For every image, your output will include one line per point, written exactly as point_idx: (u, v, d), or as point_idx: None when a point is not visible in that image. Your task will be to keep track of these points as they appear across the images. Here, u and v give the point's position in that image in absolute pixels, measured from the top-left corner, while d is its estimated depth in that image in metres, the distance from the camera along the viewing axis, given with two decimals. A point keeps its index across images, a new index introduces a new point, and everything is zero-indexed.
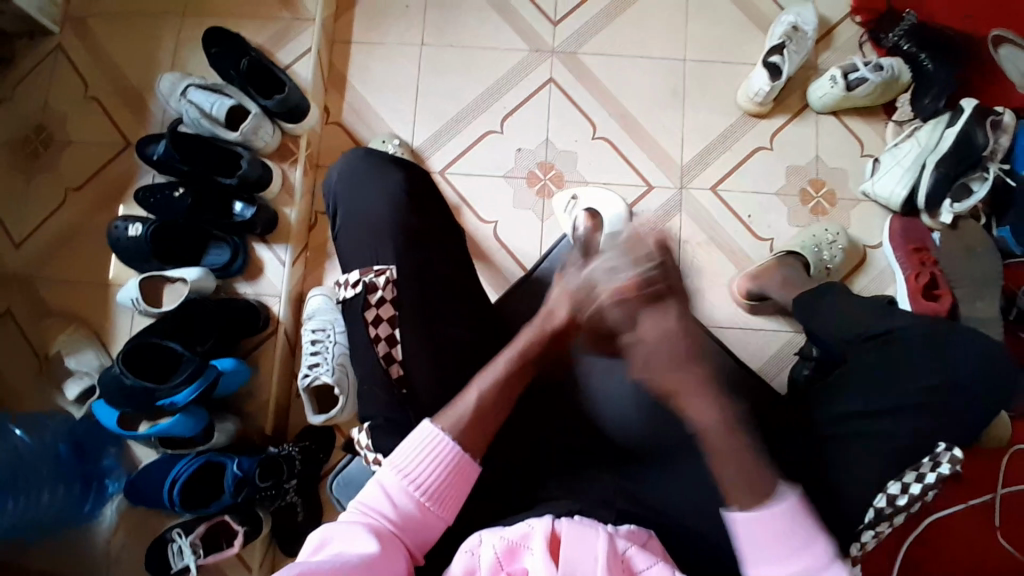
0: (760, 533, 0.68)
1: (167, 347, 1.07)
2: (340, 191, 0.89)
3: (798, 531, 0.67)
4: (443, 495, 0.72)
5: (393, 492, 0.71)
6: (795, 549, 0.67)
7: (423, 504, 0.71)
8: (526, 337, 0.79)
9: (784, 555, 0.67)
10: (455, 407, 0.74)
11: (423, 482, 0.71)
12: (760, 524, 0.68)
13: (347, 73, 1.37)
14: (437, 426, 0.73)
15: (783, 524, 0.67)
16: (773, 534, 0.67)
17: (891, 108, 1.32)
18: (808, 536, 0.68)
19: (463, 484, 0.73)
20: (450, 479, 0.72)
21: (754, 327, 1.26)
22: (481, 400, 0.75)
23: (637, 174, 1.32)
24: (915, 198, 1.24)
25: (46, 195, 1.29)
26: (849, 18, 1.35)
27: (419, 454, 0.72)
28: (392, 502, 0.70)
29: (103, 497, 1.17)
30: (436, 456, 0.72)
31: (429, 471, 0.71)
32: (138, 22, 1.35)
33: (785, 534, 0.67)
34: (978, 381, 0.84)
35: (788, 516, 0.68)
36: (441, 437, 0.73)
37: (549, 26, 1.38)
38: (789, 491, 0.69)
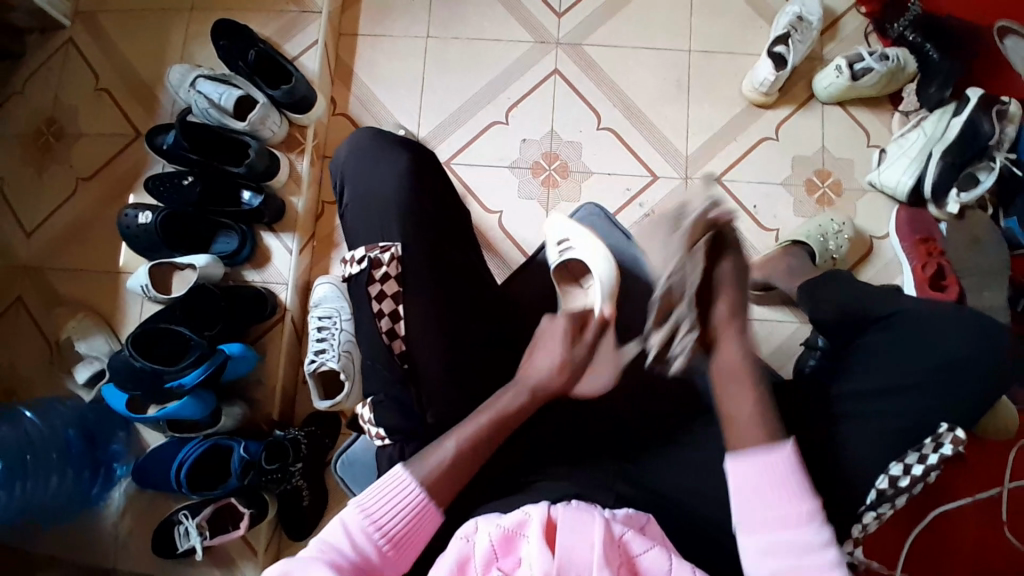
0: (750, 480, 0.70)
1: (175, 332, 1.08)
2: (348, 168, 0.90)
3: (795, 481, 0.70)
4: (404, 545, 0.72)
5: (354, 532, 0.71)
6: (787, 503, 0.69)
7: (383, 550, 0.71)
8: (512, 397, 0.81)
9: (777, 504, 0.69)
10: (431, 455, 0.76)
11: (387, 527, 0.72)
12: (754, 468, 0.71)
13: (354, 66, 1.38)
14: (408, 472, 0.75)
15: (770, 471, 0.70)
16: (767, 479, 0.70)
17: (897, 99, 1.32)
18: (800, 493, 0.69)
19: (422, 534, 0.73)
20: (413, 527, 0.73)
21: (759, 318, 1.26)
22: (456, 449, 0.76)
23: (641, 164, 1.32)
24: (923, 186, 1.23)
25: (58, 184, 1.32)
26: (855, 10, 1.35)
27: (386, 497, 0.73)
28: (352, 542, 0.70)
29: (110, 482, 1.19)
30: (401, 502, 0.73)
31: (394, 517, 0.72)
32: (149, 16, 1.37)
33: (783, 479, 0.70)
34: (981, 365, 0.83)
35: (786, 464, 0.71)
36: (410, 483, 0.74)
37: (553, 18, 1.38)
38: (786, 442, 0.72)
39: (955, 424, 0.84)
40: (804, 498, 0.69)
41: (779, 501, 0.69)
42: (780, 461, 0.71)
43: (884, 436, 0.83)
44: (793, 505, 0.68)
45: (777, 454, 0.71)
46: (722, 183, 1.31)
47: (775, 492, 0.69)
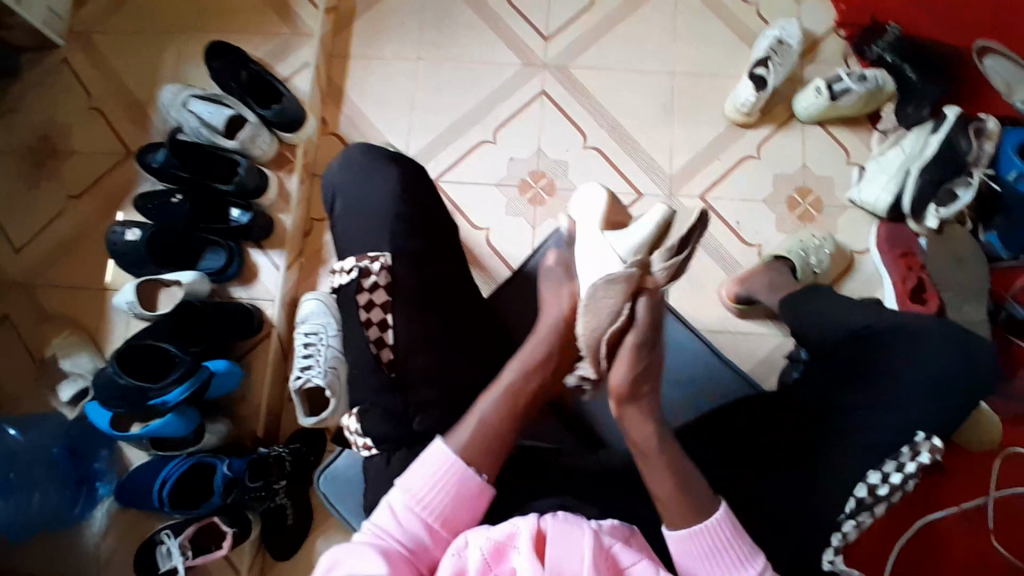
0: (689, 551, 0.69)
1: (161, 348, 1.08)
2: (339, 182, 0.91)
3: (735, 549, 0.68)
4: (455, 519, 0.71)
5: (402, 514, 0.70)
6: (735, 568, 0.68)
7: (434, 529, 0.70)
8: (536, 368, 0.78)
9: (723, 573, 0.67)
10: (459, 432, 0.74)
11: (433, 505, 0.70)
12: (695, 542, 0.68)
13: (345, 86, 1.41)
14: (446, 445, 0.74)
15: (711, 544, 0.68)
16: (707, 553, 0.68)
17: (876, 118, 1.35)
18: (744, 556, 0.68)
19: (474, 507, 0.72)
20: (459, 500, 0.71)
21: (744, 332, 1.27)
22: (487, 411, 0.76)
23: (626, 181, 1.34)
24: (901, 203, 1.26)
25: (47, 202, 1.32)
26: (834, 32, 1.39)
27: (429, 475, 0.72)
28: (401, 525, 0.70)
29: (93, 501, 1.17)
30: (445, 479, 0.71)
31: (438, 495, 0.71)
32: (142, 38, 1.39)
33: (721, 550, 0.68)
34: (961, 376, 0.84)
35: (724, 533, 0.69)
36: (449, 455, 0.72)
37: (540, 40, 1.42)
38: (722, 508, 0.69)
39: (931, 433, 0.83)
40: (750, 560, 0.68)
41: (724, 569, 0.68)
42: (720, 527, 0.69)
43: (862, 447, 0.83)
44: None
45: (713, 522, 0.69)
46: (707, 200, 1.34)
47: (717, 565, 0.68)
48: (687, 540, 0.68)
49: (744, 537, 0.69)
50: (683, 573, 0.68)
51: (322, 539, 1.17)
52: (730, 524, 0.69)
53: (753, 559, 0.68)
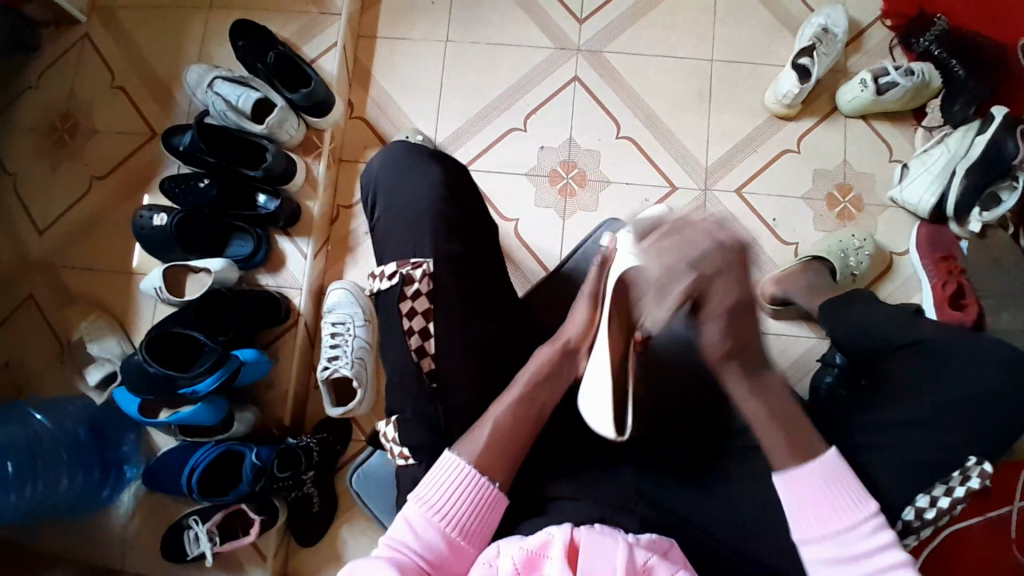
0: (802, 493, 0.72)
1: (189, 336, 1.08)
2: (380, 179, 0.89)
3: (849, 491, 0.71)
4: (473, 531, 0.72)
5: (420, 527, 0.71)
6: (849, 509, 0.71)
7: (453, 541, 0.71)
8: (543, 353, 0.80)
9: (834, 509, 0.71)
10: (473, 437, 0.75)
11: (451, 515, 0.72)
12: (805, 480, 0.72)
13: (372, 68, 1.37)
14: (458, 454, 0.74)
15: (826, 484, 0.72)
16: (819, 493, 0.71)
17: (921, 114, 1.30)
18: (858, 500, 0.71)
19: (490, 516, 0.73)
20: (477, 512, 0.72)
21: (777, 332, 1.24)
22: (499, 421, 0.75)
23: (659, 174, 1.31)
24: (945, 205, 1.21)
25: (73, 181, 1.31)
26: (881, 22, 1.33)
27: (445, 487, 0.73)
28: (420, 537, 0.70)
29: (121, 484, 1.18)
30: (460, 489, 0.73)
31: (455, 505, 0.72)
32: (164, 13, 1.36)
33: (833, 490, 0.71)
34: (1014, 398, 0.81)
35: (834, 474, 0.72)
36: (463, 468, 0.73)
37: (574, 23, 1.37)
38: (832, 450, 0.73)
39: (983, 458, 0.81)
40: (860, 504, 0.71)
41: (838, 505, 0.71)
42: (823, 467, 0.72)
43: (909, 469, 0.80)
44: (851, 517, 0.70)
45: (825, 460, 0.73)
46: (742, 195, 1.30)
47: (829, 503, 0.71)
48: (797, 483, 0.72)
49: (855, 480, 0.72)
50: (793, 510, 0.72)
51: (346, 526, 1.18)
52: (840, 465, 0.73)
53: (861, 503, 0.71)
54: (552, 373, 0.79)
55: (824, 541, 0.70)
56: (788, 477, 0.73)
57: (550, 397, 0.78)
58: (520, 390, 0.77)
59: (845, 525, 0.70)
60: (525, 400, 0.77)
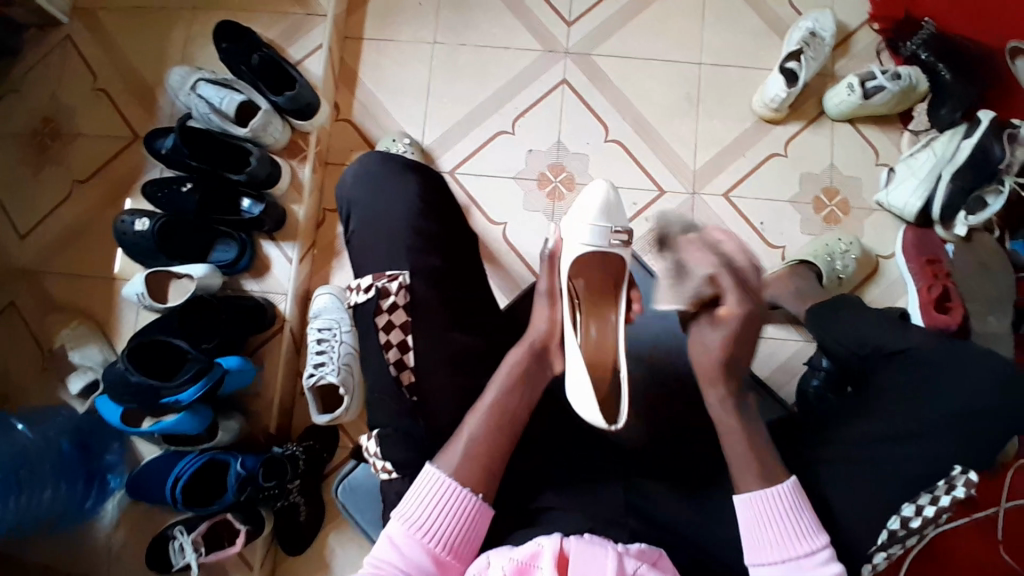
0: (758, 515, 0.74)
1: (172, 344, 1.06)
2: (360, 188, 0.88)
3: (801, 520, 0.73)
4: (458, 545, 0.72)
5: (405, 545, 0.71)
6: (802, 537, 0.73)
7: (438, 558, 0.71)
8: (514, 355, 0.79)
9: (785, 536, 0.73)
10: (453, 447, 0.74)
11: (435, 531, 0.71)
12: (762, 505, 0.74)
13: (359, 70, 1.35)
14: (438, 467, 0.74)
15: (782, 511, 0.74)
16: (772, 519, 0.73)
17: (907, 118, 1.31)
18: (811, 530, 0.73)
19: (475, 528, 0.73)
20: (461, 526, 0.72)
21: (765, 337, 1.25)
22: (476, 432, 0.75)
23: (648, 178, 1.31)
24: (931, 209, 1.23)
25: (53, 185, 1.28)
26: (868, 26, 1.33)
27: (427, 503, 0.72)
28: (405, 556, 0.71)
29: (105, 494, 1.16)
30: (442, 505, 0.72)
31: (438, 521, 0.72)
32: (146, 13, 1.33)
33: (786, 517, 0.73)
34: (1004, 405, 0.81)
35: (789, 502, 0.74)
36: (445, 482, 0.73)
37: (563, 26, 1.36)
38: (791, 479, 0.75)
39: (968, 466, 0.81)
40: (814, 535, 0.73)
41: (789, 531, 0.73)
42: (785, 495, 0.74)
43: (893, 478, 0.81)
44: (799, 546, 0.72)
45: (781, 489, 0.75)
46: (731, 199, 1.30)
47: (780, 529, 0.73)
48: (752, 507, 0.74)
49: (810, 510, 0.74)
50: (748, 531, 0.74)
51: (334, 533, 1.17)
52: (797, 493, 0.74)
53: (815, 535, 0.73)
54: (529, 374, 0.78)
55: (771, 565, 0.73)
56: (746, 500, 0.75)
57: (527, 398, 0.77)
58: (498, 390, 0.77)
59: (793, 551, 0.72)
60: (501, 404, 0.76)
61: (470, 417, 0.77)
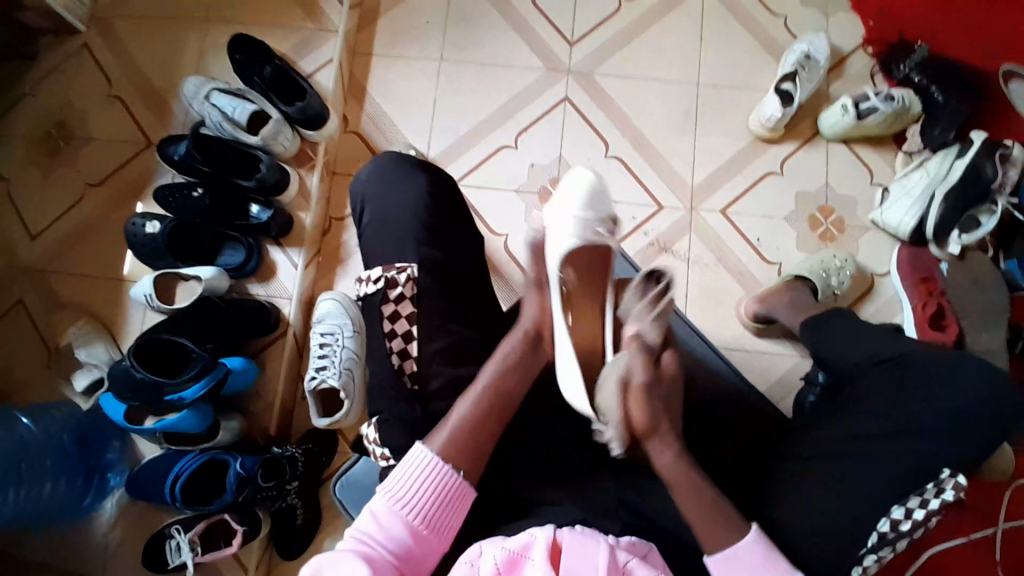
0: (734, 575, 0.73)
1: (178, 343, 1.08)
2: (369, 188, 0.91)
3: (773, 569, 0.73)
4: (437, 524, 0.73)
5: (386, 520, 0.72)
6: None
7: (416, 531, 0.72)
8: (514, 344, 0.80)
9: None
10: (444, 424, 0.77)
11: (417, 508, 0.73)
12: (734, 564, 0.73)
13: (368, 83, 1.40)
14: (428, 447, 0.76)
15: (754, 567, 0.73)
16: (746, 575, 0.73)
17: (901, 139, 1.33)
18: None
19: (456, 510, 0.75)
20: (443, 507, 0.74)
21: (759, 350, 1.26)
22: (466, 410, 0.77)
23: (647, 193, 1.34)
24: (924, 228, 1.25)
25: (66, 188, 1.32)
26: (862, 49, 1.37)
27: (413, 480, 0.74)
28: (386, 530, 0.72)
29: (103, 492, 1.17)
30: (427, 483, 0.74)
31: (422, 498, 0.73)
32: (163, 26, 1.38)
33: (759, 570, 0.73)
34: (987, 410, 0.83)
35: (758, 556, 0.73)
36: (432, 459, 0.75)
37: (565, 45, 1.40)
38: (752, 530, 0.74)
39: (955, 470, 0.82)
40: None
41: None
42: (748, 551, 0.74)
43: (882, 482, 0.82)
44: None
45: (745, 543, 0.74)
46: (727, 215, 1.33)
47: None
48: (728, 569, 0.73)
49: (777, 555, 0.74)
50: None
51: (329, 537, 1.17)
52: (761, 543, 0.74)
53: (793, 574, 0.73)
54: (524, 359, 0.80)
55: None
56: (717, 563, 0.74)
57: (522, 385, 0.79)
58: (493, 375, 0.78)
59: None
60: (496, 391, 0.78)
61: (462, 398, 0.78)
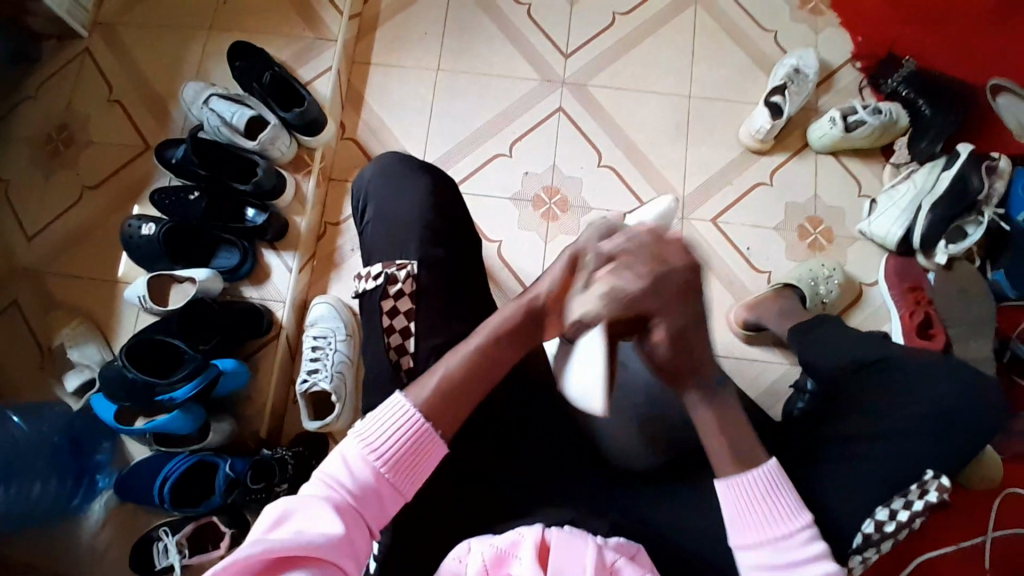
0: (741, 501, 0.70)
1: (170, 343, 1.09)
2: (369, 190, 0.94)
3: (785, 500, 0.70)
4: (406, 470, 0.68)
5: (354, 463, 0.67)
6: (784, 518, 0.69)
7: (385, 478, 0.67)
8: (508, 310, 0.74)
9: (768, 520, 0.69)
10: (426, 380, 0.71)
11: (388, 454, 0.67)
12: (744, 488, 0.70)
13: (366, 92, 1.42)
14: (407, 397, 0.70)
15: (765, 494, 0.70)
16: (754, 501, 0.70)
17: (889, 151, 1.36)
18: (794, 511, 0.70)
19: (428, 458, 0.69)
20: (416, 456, 0.69)
21: (750, 358, 1.28)
22: (453, 371, 0.72)
23: (640, 202, 1.35)
24: (911, 237, 1.27)
25: (64, 190, 1.33)
26: (851, 64, 1.40)
27: (386, 427, 0.68)
28: (353, 474, 0.67)
29: (93, 493, 1.17)
30: (401, 429, 0.68)
31: (395, 445, 0.68)
32: (165, 33, 1.40)
33: (769, 500, 0.70)
34: (968, 414, 0.85)
35: (771, 486, 0.70)
36: (409, 410, 0.69)
37: (560, 57, 1.43)
38: (771, 461, 0.71)
39: (938, 472, 0.83)
40: (795, 514, 0.70)
41: (772, 514, 0.69)
42: (761, 480, 0.70)
43: (869, 484, 0.83)
44: (784, 527, 0.69)
45: (760, 474, 0.70)
46: (718, 224, 1.35)
47: (764, 511, 0.69)
48: (737, 491, 0.70)
49: (791, 490, 0.71)
50: (730, 517, 0.70)
51: None
52: (777, 475, 0.71)
53: (800, 511, 0.70)
54: (516, 334, 0.74)
55: (757, 547, 0.69)
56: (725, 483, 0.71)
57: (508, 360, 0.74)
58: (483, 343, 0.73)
59: (780, 532, 0.68)
60: (482, 359, 0.73)
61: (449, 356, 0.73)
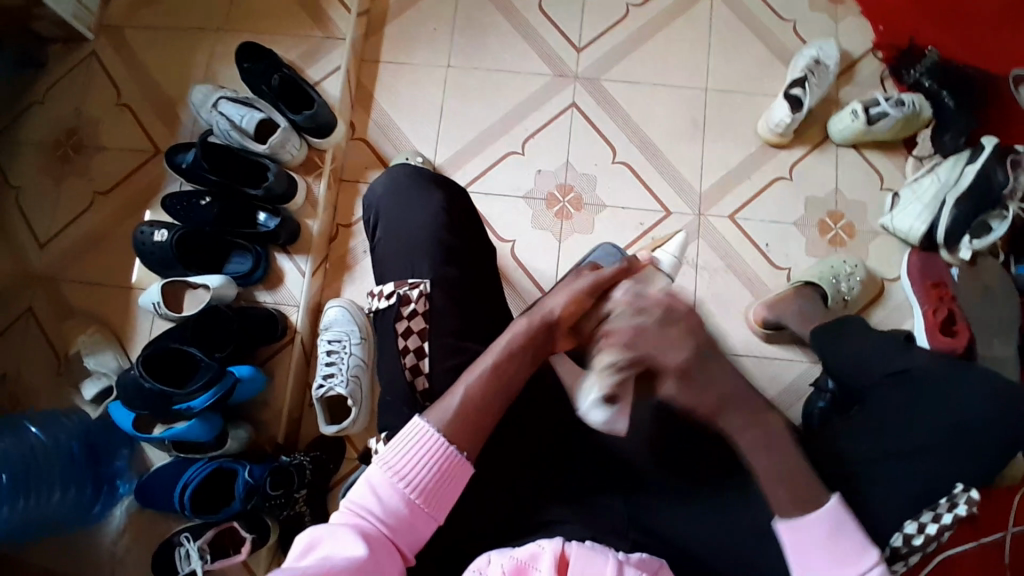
0: (804, 541, 0.68)
1: (186, 352, 1.09)
2: (382, 204, 0.93)
3: (851, 539, 0.68)
4: (434, 496, 0.69)
5: (382, 491, 0.69)
6: (851, 558, 0.68)
7: (415, 505, 0.69)
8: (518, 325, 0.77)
9: (837, 561, 0.68)
10: (444, 401, 0.72)
11: (415, 480, 0.69)
12: (808, 531, 0.68)
13: (375, 91, 1.40)
14: (426, 419, 0.71)
15: (829, 534, 0.68)
16: (821, 543, 0.68)
17: (912, 144, 1.32)
18: (858, 551, 0.68)
19: (455, 482, 0.71)
20: (443, 479, 0.70)
21: (768, 357, 1.26)
22: (473, 388, 0.73)
23: (655, 200, 1.33)
24: (935, 233, 1.23)
25: (75, 196, 1.32)
26: (872, 54, 1.36)
27: (411, 452, 0.70)
28: (382, 501, 0.68)
29: (113, 499, 1.18)
30: (427, 454, 0.70)
31: (421, 470, 0.69)
32: (172, 34, 1.39)
33: (835, 541, 0.68)
34: (999, 423, 0.82)
35: (834, 525, 0.69)
36: (432, 434, 0.70)
37: (572, 51, 1.40)
38: (832, 497, 0.70)
39: (969, 486, 0.81)
40: (861, 553, 0.68)
41: (839, 555, 0.68)
42: (823, 520, 0.69)
43: (895, 495, 0.81)
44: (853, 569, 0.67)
45: (821, 514, 0.69)
46: (736, 221, 1.32)
47: (832, 553, 0.68)
48: (799, 533, 0.68)
49: (857, 527, 0.69)
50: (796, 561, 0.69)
51: None
52: (841, 513, 0.69)
53: (867, 549, 0.68)
54: (529, 346, 0.76)
55: None
56: (787, 526, 0.69)
57: (527, 372, 0.75)
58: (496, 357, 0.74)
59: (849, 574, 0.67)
60: (501, 377, 0.74)
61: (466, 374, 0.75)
